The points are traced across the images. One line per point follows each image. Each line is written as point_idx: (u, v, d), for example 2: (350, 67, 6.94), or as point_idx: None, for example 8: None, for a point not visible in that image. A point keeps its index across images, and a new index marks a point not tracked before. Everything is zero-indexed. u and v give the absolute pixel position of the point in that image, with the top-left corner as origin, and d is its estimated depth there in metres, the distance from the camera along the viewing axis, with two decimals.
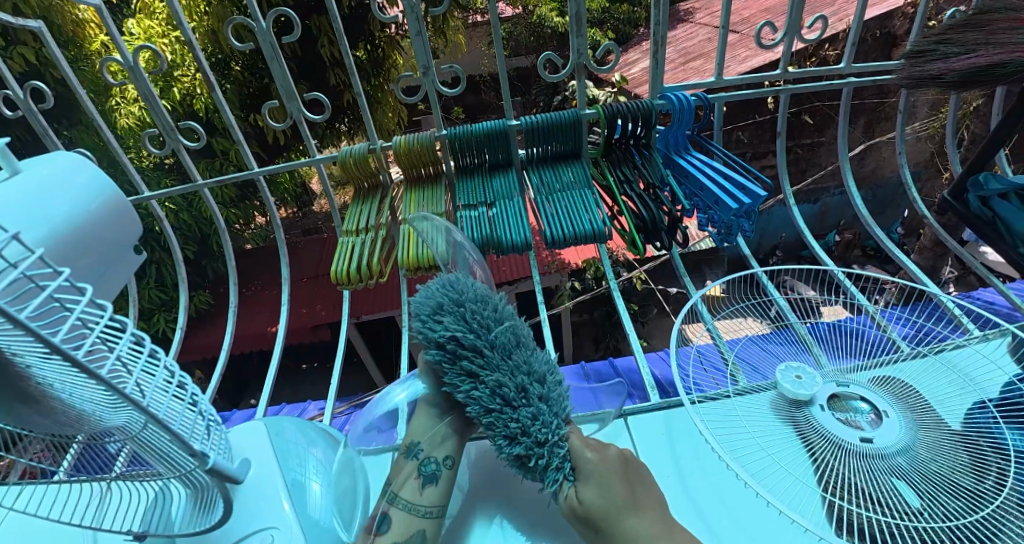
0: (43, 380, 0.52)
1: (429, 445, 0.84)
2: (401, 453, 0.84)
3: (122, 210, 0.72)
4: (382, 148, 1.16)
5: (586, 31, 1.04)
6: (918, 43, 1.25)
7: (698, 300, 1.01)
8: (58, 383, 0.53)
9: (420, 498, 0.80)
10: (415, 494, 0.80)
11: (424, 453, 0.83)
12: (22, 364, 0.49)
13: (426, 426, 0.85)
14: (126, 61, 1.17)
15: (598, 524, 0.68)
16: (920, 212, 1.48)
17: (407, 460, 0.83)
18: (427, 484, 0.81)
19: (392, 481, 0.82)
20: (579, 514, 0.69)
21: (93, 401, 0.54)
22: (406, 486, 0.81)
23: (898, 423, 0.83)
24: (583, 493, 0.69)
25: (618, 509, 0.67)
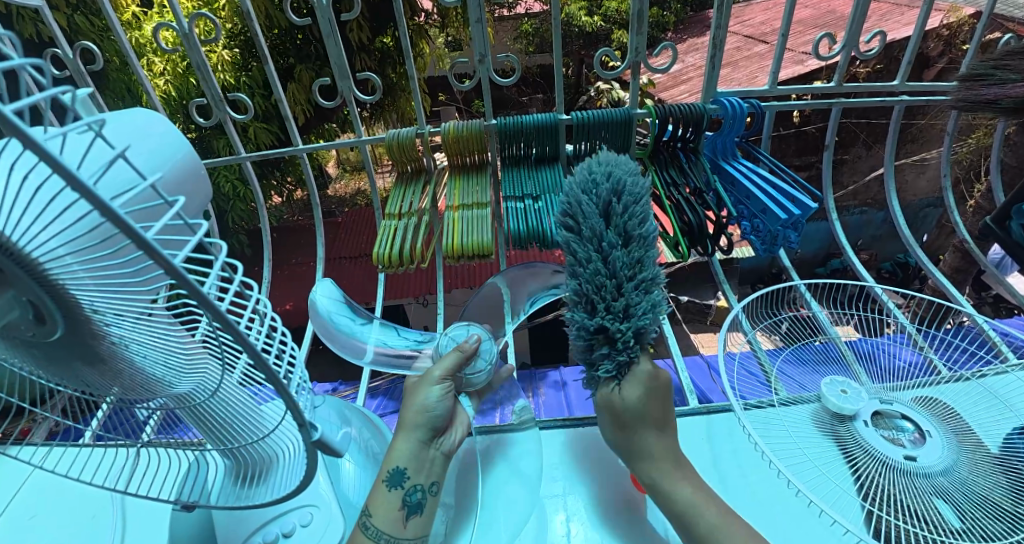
0: (120, 341, 0.51)
1: (416, 471, 0.80)
2: (384, 484, 0.77)
3: (192, 171, 0.73)
4: (430, 134, 1.16)
5: (646, 28, 1.03)
6: (974, 66, 1.23)
7: (740, 309, 1.00)
8: (134, 343, 0.52)
9: (402, 531, 0.77)
10: (398, 527, 0.77)
11: (410, 482, 0.78)
12: (100, 323, 0.48)
13: (412, 453, 0.81)
14: (181, 29, 1.17)
15: (627, 418, 0.80)
16: (957, 236, 1.46)
17: (391, 490, 0.77)
18: (411, 516, 0.78)
19: (374, 511, 0.76)
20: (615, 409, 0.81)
21: (167, 359, 0.55)
22: (386, 518, 0.76)
23: (940, 443, 0.82)
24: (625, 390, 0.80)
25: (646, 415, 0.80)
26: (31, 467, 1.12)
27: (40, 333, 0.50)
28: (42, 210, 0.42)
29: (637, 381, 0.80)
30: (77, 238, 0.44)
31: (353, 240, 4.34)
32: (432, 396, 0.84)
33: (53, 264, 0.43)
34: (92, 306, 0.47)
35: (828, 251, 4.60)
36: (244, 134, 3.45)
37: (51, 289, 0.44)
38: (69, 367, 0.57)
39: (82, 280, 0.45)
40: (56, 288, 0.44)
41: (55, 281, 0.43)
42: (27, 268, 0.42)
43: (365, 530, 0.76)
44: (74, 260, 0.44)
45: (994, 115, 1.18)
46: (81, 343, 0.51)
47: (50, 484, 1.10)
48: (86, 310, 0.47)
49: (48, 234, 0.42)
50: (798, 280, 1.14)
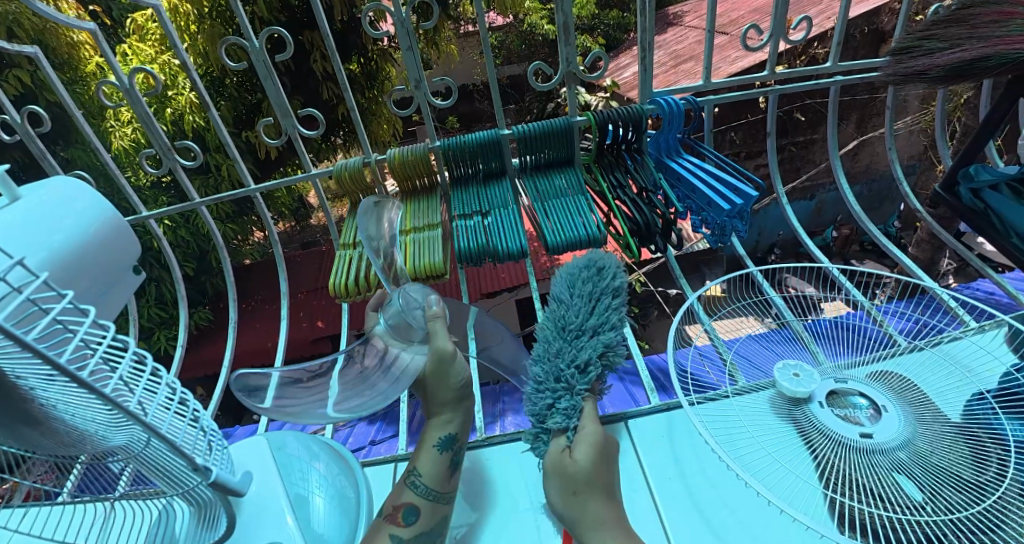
0: (48, 403, 0.52)
1: (461, 434, 0.90)
2: (436, 448, 0.86)
3: (118, 231, 0.74)
4: (377, 161, 1.17)
5: (574, 40, 1.05)
6: (902, 40, 1.26)
7: (695, 301, 1.01)
8: (62, 403, 0.52)
9: (447, 486, 0.86)
10: (444, 483, 0.85)
11: (457, 444, 0.88)
12: (29, 387, 0.49)
13: (457, 420, 0.90)
14: (122, 85, 1.18)
15: (579, 481, 0.72)
16: (913, 205, 1.49)
17: (441, 452, 0.86)
18: (454, 473, 0.87)
19: (423, 472, 0.84)
20: (568, 475, 0.73)
21: (96, 418, 0.54)
22: (434, 477, 0.84)
23: (897, 416, 0.83)
24: (577, 452, 0.73)
25: (595, 481, 0.72)
26: (7, 533, 1.11)
27: None
28: None
29: (589, 444, 0.73)
30: None
31: None
32: (461, 365, 0.89)
33: None
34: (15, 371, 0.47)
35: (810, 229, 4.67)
36: (217, 175, 3.45)
37: None
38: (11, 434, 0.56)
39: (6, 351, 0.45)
40: None
41: None
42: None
43: (415, 488, 0.83)
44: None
45: (927, 85, 1.21)
46: (16, 407, 0.51)
47: None
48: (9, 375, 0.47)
49: None
50: (753, 267, 1.16)
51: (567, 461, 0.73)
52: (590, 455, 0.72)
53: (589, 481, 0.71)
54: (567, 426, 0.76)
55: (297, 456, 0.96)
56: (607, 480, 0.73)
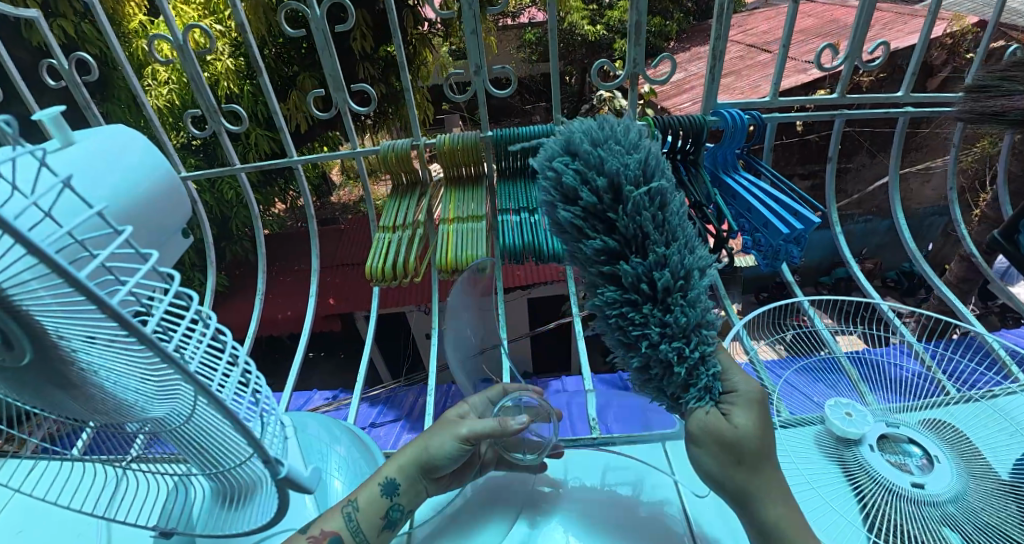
0: (88, 368, 0.49)
1: (407, 490, 0.80)
2: (379, 491, 0.78)
3: (170, 191, 0.73)
4: (426, 145, 1.15)
5: (645, 41, 1.01)
6: (979, 77, 1.20)
7: (741, 325, 0.98)
8: (105, 369, 0.50)
9: (374, 537, 0.77)
10: (373, 531, 0.77)
11: (399, 498, 0.79)
12: (67, 346, 0.47)
13: (411, 473, 0.81)
14: (176, 41, 1.16)
15: (742, 452, 0.64)
16: (965, 249, 1.42)
17: (382, 496, 0.78)
18: (386, 528, 0.78)
19: (361, 507, 0.77)
20: (724, 441, 0.64)
21: (135, 385, 0.52)
22: (368, 519, 0.77)
23: (949, 469, 0.79)
24: (734, 417, 0.64)
25: (756, 448, 0.64)
26: (11, 487, 1.11)
27: (8, 357, 0.49)
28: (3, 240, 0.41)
29: (745, 407, 0.65)
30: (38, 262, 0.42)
31: (355, 248, 4.33)
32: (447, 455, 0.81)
33: (17, 291, 0.42)
34: (56, 328, 0.45)
35: (833, 259, 4.58)
36: (246, 142, 3.47)
37: (19, 316, 0.43)
38: (47, 394, 0.55)
39: (48, 307, 0.43)
40: (23, 314, 0.43)
41: (21, 308, 0.43)
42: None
43: (347, 521, 0.76)
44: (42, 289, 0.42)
45: (1002, 127, 1.16)
46: (53, 368, 0.50)
47: (31, 510, 1.08)
48: (51, 333, 0.45)
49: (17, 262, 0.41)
50: (801, 295, 1.12)
51: (723, 431, 0.64)
52: (750, 422, 0.64)
53: (752, 452, 0.64)
54: (715, 390, 0.66)
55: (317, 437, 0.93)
56: (770, 440, 0.66)
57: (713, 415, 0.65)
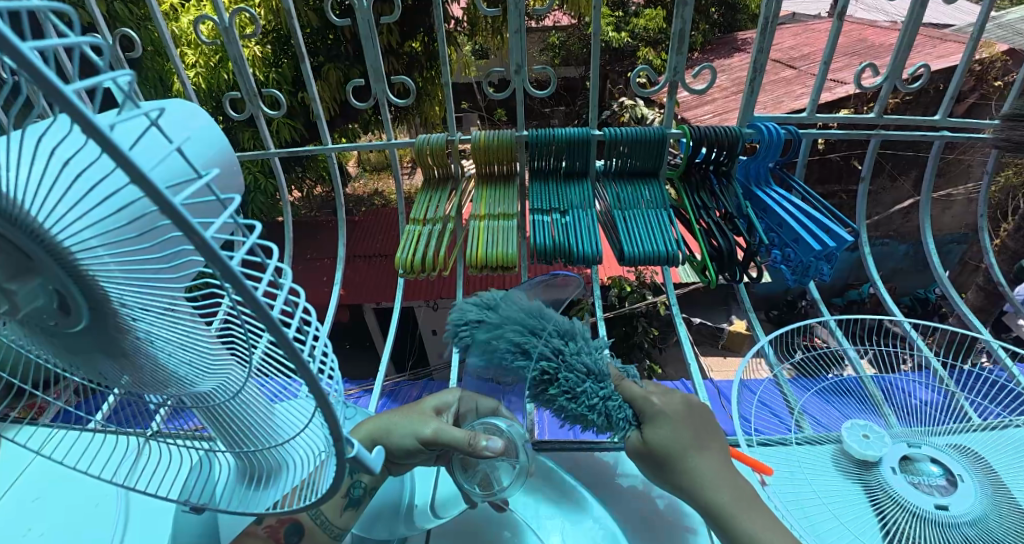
0: (144, 337, 0.49)
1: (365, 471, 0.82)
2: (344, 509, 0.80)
3: (224, 165, 0.75)
4: (461, 141, 1.16)
5: (687, 49, 1.02)
6: (1019, 105, 1.20)
7: (765, 341, 0.98)
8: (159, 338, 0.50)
9: (338, 521, 0.82)
10: (337, 518, 0.82)
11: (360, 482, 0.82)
12: (128, 317, 0.46)
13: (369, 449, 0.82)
14: (221, 23, 1.18)
15: (667, 456, 0.73)
16: (992, 277, 1.41)
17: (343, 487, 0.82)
18: (348, 512, 0.82)
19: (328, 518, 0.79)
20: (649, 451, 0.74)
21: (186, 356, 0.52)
22: (331, 508, 0.81)
23: (973, 490, 0.79)
24: (648, 430, 0.75)
25: (681, 449, 0.73)
26: (31, 454, 1.13)
27: (62, 322, 0.48)
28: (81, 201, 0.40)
29: (662, 417, 0.75)
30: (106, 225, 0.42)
31: (368, 239, 4.35)
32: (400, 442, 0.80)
33: (84, 253, 0.41)
34: (120, 297, 0.44)
35: (847, 281, 4.54)
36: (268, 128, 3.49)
37: (83, 281, 0.43)
38: (92, 360, 0.56)
39: (111, 272, 0.43)
40: (87, 280, 0.43)
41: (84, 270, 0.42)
42: (49, 251, 0.40)
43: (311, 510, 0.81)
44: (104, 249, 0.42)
45: None
46: (106, 336, 0.49)
47: (49, 477, 1.10)
48: (114, 302, 0.45)
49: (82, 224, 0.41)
50: (825, 312, 1.11)
51: (645, 442, 0.74)
52: (666, 430, 0.74)
53: (678, 452, 0.73)
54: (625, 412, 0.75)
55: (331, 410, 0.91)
56: (696, 439, 0.74)
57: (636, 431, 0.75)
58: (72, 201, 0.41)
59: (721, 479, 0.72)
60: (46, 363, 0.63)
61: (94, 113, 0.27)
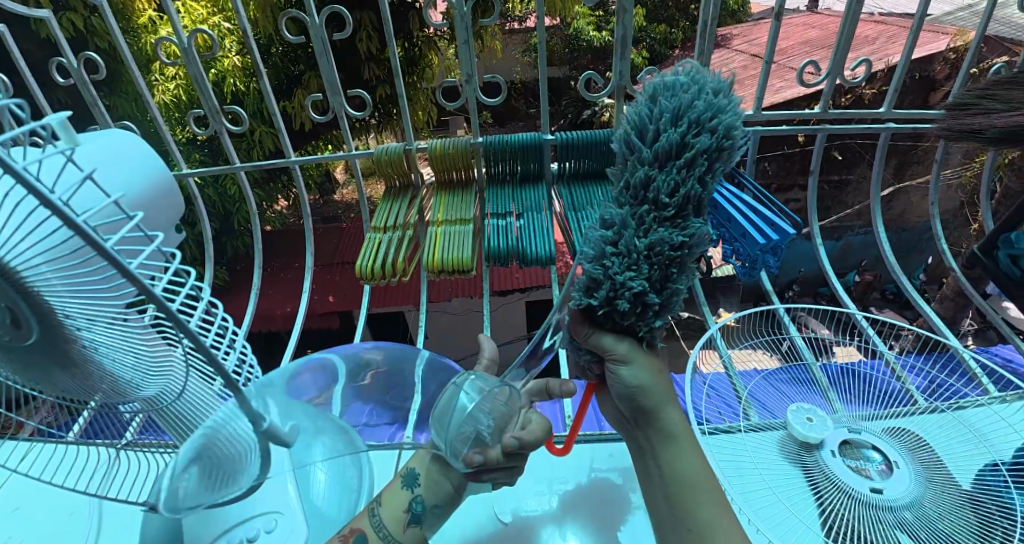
0: (91, 345, 0.50)
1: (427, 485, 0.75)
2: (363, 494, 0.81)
3: (166, 189, 0.77)
4: (418, 149, 1.18)
5: (630, 55, 1.05)
6: (961, 96, 1.23)
7: (716, 331, 1.01)
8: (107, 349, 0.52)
9: (401, 535, 0.73)
10: (398, 529, 0.73)
11: (420, 491, 0.74)
12: (74, 328, 0.47)
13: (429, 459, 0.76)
14: (180, 43, 1.20)
15: None
16: (947, 263, 1.45)
17: (403, 489, 0.75)
18: (412, 523, 0.74)
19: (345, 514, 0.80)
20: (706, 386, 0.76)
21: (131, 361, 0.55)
22: (393, 516, 0.73)
23: (908, 475, 0.82)
24: None
25: None
26: (9, 469, 1.15)
27: (16, 335, 0.49)
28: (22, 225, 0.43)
29: None
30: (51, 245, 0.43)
31: (355, 246, 4.37)
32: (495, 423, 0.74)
33: (31, 275, 0.43)
34: (65, 310, 0.46)
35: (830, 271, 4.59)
36: (250, 138, 3.50)
37: (27, 296, 0.44)
38: (47, 373, 0.56)
39: (55, 286, 0.44)
40: (34, 296, 0.44)
41: (31, 289, 0.43)
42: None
43: (370, 517, 0.74)
44: (51, 270, 0.44)
45: (979, 144, 1.18)
46: (58, 350, 0.50)
47: (26, 491, 1.12)
48: (59, 315, 0.46)
49: (31, 248, 0.42)
50: (778, 304, 1.15)
51: None
52: None
53: None
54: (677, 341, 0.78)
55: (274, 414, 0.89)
56: None
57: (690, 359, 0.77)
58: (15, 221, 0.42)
59: None
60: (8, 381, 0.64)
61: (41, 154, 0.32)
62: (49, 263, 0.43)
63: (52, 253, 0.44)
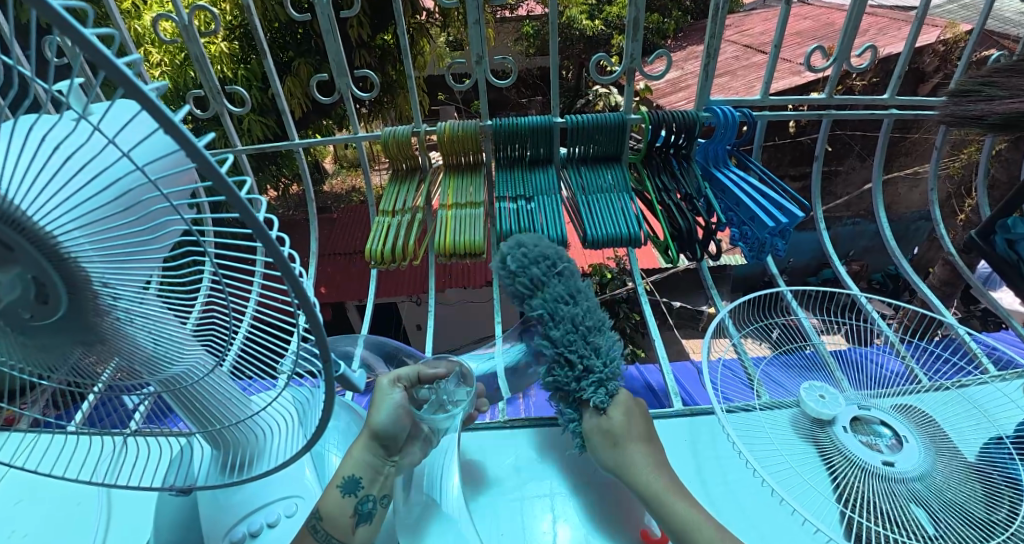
0: (125, 318, 0.49)
1: (370, 481, 0.81)
2: (342, 490, 0.78)
3: None
4: (426, 132, 1.17)
5: (642, 36, 1.05)
6: (963, 82, 1.24)
7: (727, 314, 1.01)
8: (142, 319, 0.50)
9: (352, 536, 0.78)
10: (348, 533, 0.77)
11: (364, 491, 0.80)
12: (108, 299, 0.47)
13: (366, 461, 0.81)
14: (181, 21, 1.17)
15: (617, 438, 0.84)
16: (944, 249, 1.47)
17: (344, 496, 0.78)
18: (361, 523, 0.79)
19: (324, 517, 0.76)
20: (607, 433, 0.85)
21: (162, 333, 0.52)
22: (338, 523, 0.76)
23: (918, 448, 0.84)
24: (611, 413, 0.86)
25: (629, 436, 0.84)
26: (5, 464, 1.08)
27: (38, 315, 0.48)
28: (58, 184, 0.40)
29: (621, 407, 0.87)
30: (81, 208, 0.41)
31: (347, 236, 4.33)
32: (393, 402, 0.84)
33: (66, 239, 0.42)
34: (101, 277, 0.45)
35: (820, 261, 4.65)
36: (240, 126, 3.42)
37: (61, 262, 0.43)
38: (62, 354, 0.54)
39: (92, 254, 0.43)
40: (69, 263, 0.43)
41: (65, 252, 0.42)
42: (31, 236, 0.41)
43: (315, 534, 0.75)
44: (85, 236, 0.42)
45: (981, 131, 1.20)
46: (85, 325, 0.49)
47: (26, 482, 1.05)
48: (95, 282, 0.45)
49: (63, 212, 0.41)
50: (785, 287, 1.15)
51: (603, 423, 0.85)
52: (622, 415, 0.86)
53: (628, 435, 0.84)
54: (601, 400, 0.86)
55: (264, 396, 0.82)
56: (641, 432, 0.86)
57: (597, 414, 0.87)
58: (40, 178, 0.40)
59: (654, 469, 0.82)
60: (15, 371, 0.58)
61: (141, 83, 0.31)
62: (84, 231, 0.42)
63: (86, 219, 0.42)
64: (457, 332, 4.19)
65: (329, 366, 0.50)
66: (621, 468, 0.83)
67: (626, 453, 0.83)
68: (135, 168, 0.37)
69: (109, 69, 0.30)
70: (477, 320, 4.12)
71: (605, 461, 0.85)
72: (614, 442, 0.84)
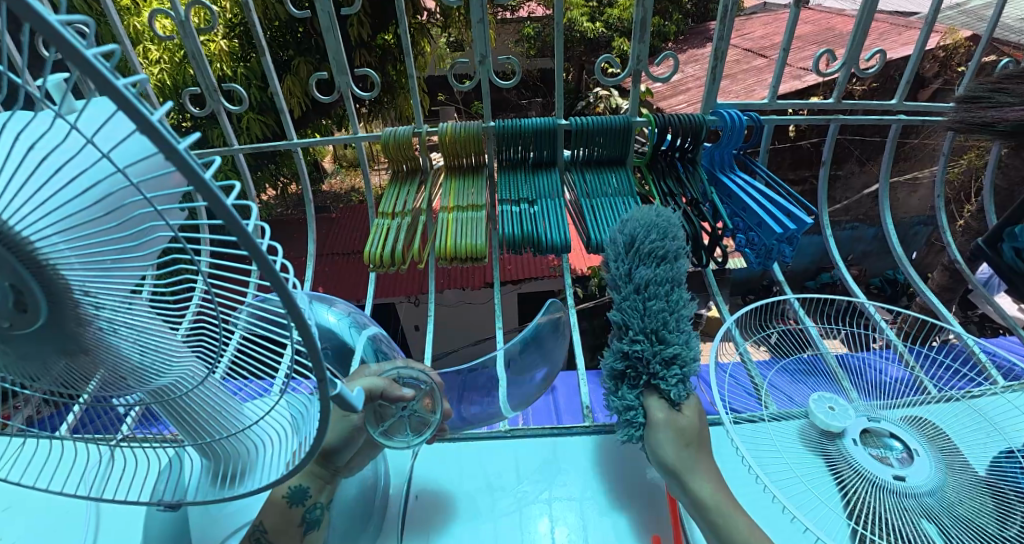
0: (109, 328, 0.47)
1: (318, 490, 0.81)
2: (287, 502, 0.78)
3: None
4: (427, 133, 1.15)
5: (649, 37, 1.03)
6: (972, 88, 1.22)
7: (732, 323, 0.99)
8: (127, 329, 0.48)
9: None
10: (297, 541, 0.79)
11: (311, 500, 0.80)
12: (89, 308, 0.44)
13: (309, 470, 0.81)
14: (178, 16, 1.14)
15: (688, 441, 0.85)
16: (949, 255, 1.45)
17: (291, 507, 0.79)
18: (309, 531, 0.80)
19: (270, 526, 0.79)
20: (683, 433, 0.85)
21: (147, 343, 0.50)
22: (287, 532, 0.79)
23: (928, 461, 0.83)
24: (684, 413, 0.88)
25: (696, 441, 0.85)
26: None
27: (18, 323, 0.46)
28: (37, 187, 0.38)
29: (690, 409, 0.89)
30: (61, 213, 0.39)
31: (345, 236, 4.30)
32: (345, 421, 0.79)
33: (44, 245, 0.39)
34: (82, 285, 0.42)
35: (819, 265, 4.64)
36: (238, 124, 3.39)
37: (39, 269, 0.41)
38: (44, 364, 0.51)
39: (71, 260, 0.41)
40: (48, 270, 0.41)
41: (44, 260, 0.40)
42: (7, 242, 0.39)
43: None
44: (65, 243, 0.40)
45: (989, 137, 1.18)
46: (66, 334, 0.47)
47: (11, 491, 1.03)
48: (75, 290, 0.43)
49: (43, 218, 0.39)
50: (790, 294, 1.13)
51: (676, 422, 0.86)
52: (694, 416, 0.88)
53: (697, 438, 0.85)
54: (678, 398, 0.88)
55: (259, 405, 0.80)
56: (710, 442, 0.87)
57: (672, 411, 0.87)
58: (17, 182, 0.38)
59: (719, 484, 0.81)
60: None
61: (114, 81, 0.28)
62: (65, 238, 0.40)
63: (67, 225, 0.40)
64: (454, 333, 4.16)
65: (325, 381, 0.48)
66: (682, 471, 0.82)
67: (695, 457, 0.84)
68: (117, 171, 0.34)
69: (80, 66, 0.27)
70: (476, 321, 4.09)
71: (667, 458, 0.84)
72: (682, 455, 0.83)
